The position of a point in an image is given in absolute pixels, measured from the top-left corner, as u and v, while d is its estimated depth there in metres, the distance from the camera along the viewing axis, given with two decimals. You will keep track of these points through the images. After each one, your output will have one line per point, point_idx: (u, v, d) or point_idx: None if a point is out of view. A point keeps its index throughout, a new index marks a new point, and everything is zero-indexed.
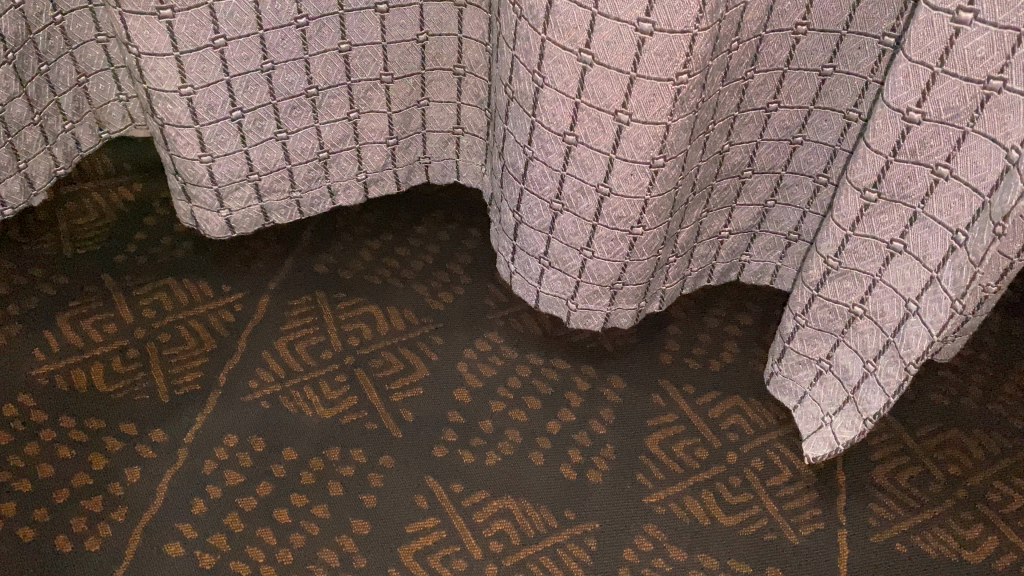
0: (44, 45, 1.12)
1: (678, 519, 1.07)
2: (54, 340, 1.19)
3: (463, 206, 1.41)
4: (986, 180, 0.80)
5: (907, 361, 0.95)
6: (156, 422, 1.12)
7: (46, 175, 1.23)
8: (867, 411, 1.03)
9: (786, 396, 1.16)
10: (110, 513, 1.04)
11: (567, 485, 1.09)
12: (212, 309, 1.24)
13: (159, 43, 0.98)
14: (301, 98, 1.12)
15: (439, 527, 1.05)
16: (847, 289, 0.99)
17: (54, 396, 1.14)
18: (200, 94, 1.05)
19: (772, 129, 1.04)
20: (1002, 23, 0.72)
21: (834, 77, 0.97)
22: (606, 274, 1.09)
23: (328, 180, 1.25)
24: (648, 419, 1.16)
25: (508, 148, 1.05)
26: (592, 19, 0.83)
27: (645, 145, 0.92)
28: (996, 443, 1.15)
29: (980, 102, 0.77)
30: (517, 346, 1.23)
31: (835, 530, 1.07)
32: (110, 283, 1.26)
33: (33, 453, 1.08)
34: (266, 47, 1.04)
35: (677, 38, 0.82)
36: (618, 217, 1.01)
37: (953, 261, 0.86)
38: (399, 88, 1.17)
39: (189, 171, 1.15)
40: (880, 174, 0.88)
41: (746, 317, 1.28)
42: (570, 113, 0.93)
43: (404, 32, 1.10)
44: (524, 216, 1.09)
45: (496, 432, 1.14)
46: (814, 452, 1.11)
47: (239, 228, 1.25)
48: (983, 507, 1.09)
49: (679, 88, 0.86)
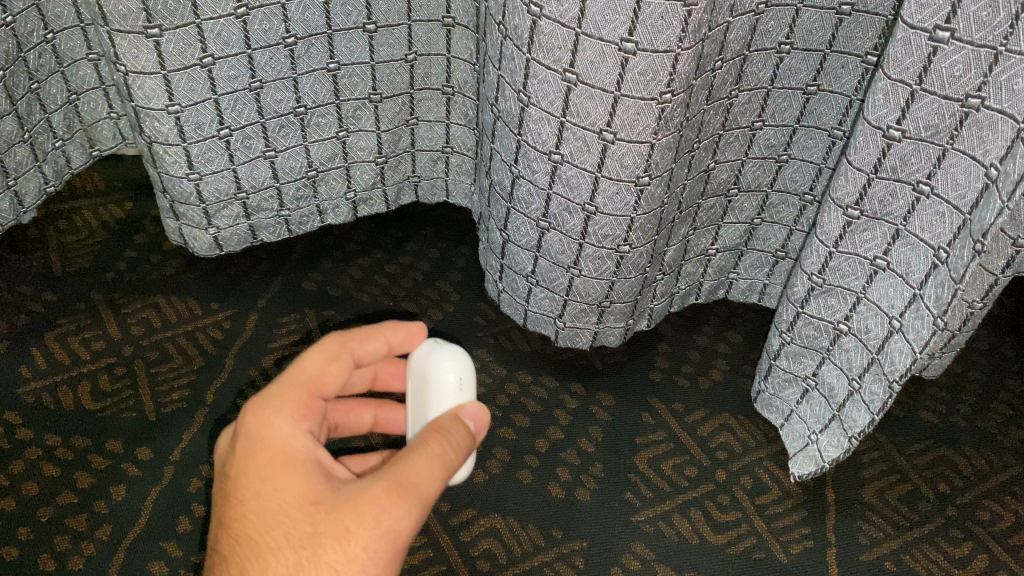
0: (35, 64, 1.12)
1: (666, 538, 1.06)
2: (41, 358, 1.19)
3: (452, 225, 1.41)
4: (966, 199, 0.80)
5: (892, 379, 0.94)
6: (143, 440, 1.12)
7: (36, 193, 1.24)
8: (853, 430, 1.02)
9: (772, 413, 1.16)
10: (94, 532, 1.03)
11: (555, 503, 1.09)
12: (201, 326, 1.24)
13: (147, 62, 0.99)
14: (289, 117, 1.12)
15: (425, 546, 1.04)
16: (832, 306, 0.99)
17: (40, 414, 1.13)
18: (188, 113, 1.05)
19: (757, 148, 1.05)
20: (979, 43, 0.72)
21: (818, 96, 0.97)
22: (593, 291, 1.10)
23: (317, 199, 1.26)
24: (636, 436, 1.16)
25: (495, 167, 1.06)
26: (575, 39, 0.83)
27: (631, 164, 0.92)
28: (985, 461, 1.15)
29: (960, 120, 0.77)
30: (506, 363, 1.23)
31: (824, 549, 1.06)
32: (99, 301, 1.26)
33: (18, 471, 1.08)
34: (254, 66, 1.04)
35: (659, 58, 0.82)
36: (605, 235, 1.01)
37: (935, 278, 0.85)
38: (388, 107, 1.17)
39: (177, 189, 1.15)
40: (861, 192, 0.89)
41: (735, 335, 1.28)
42: (556, 131, 0.93)
43: (392, 52, 1.10)
44: (511, 234, 1.09)
45: (484, 450, 1.13)
46: (801, 469, 1.10)
47: (227, 246, 1.26)
48: (972, 526, 1.08)
49: (663, 107, 0.87)
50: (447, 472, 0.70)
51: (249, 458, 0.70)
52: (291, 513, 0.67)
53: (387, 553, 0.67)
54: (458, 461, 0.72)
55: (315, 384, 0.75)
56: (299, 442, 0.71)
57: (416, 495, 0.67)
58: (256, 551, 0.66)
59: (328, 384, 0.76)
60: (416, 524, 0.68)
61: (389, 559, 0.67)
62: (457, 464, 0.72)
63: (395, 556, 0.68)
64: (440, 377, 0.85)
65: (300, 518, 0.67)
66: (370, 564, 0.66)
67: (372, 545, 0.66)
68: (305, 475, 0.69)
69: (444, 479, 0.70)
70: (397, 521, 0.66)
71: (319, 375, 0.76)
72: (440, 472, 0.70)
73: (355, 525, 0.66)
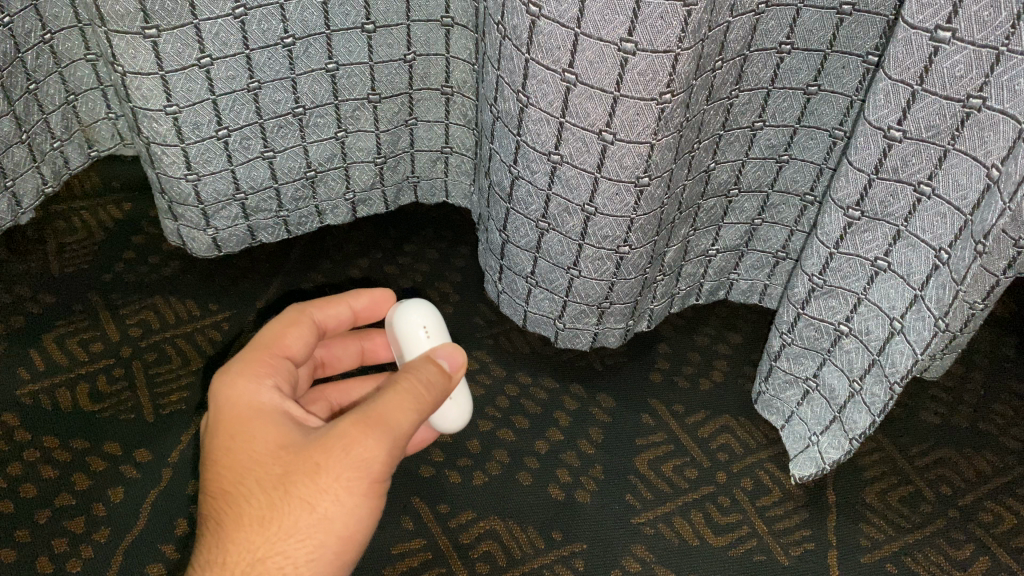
0: (33, 64, 1.12)
1: (666, 539, 1.06)
2: (40, 359, 1.19)
3: (452, 225, 1.41)
4: (967, 200, 0.80)
5: (893, 381, 0.94)
6: (141, 441, 1.11)
7: (34, 194, 1.23)
8: (853, 431, 1.02)
9: (773, 415, 1.16)
10: (92, 535, 1.03)
11: (555, 504, 1.08)
12: (200, 327, 1.24)
13: (144, 62, 0.98)
14: (288, 117, 1.12)
15: (424, 548, 1.04)
16: (833, 308, 0.99)
17: (38, 415, 1.13)
18: (186, 113, 1.05)
19: (758, 148, 1.04)
20: (980, 43, 0.71)
21: (819, 96, 0.97)
22: (593, 292, 1.09)
23: (316, 200, 1.25)
24: (636, 438, 1.15)
25: (494, 168, 1.05)
26: (575, 39, 0.83)
27: (630, 164, 0.92)
28: (986, 462, 1.14)
29: (961, 120, 0.77)
30: (505, 364, 1.23)
31: (825, 550, 1.06)
32: (98, 302, 1.26)
33: (16, 473, 1.08)
34: (252, 67, 1.03)
35: (659, 58, 0.81)
36: (605, 236, 1.01)
37: (936, 279, 0.85)
38: (387, 107, 1.17)
39: (175, 189, 1.15)
40: (862, 192, 0.88)
41: (735, 336, 1.28)
42: (555, 132, 0.92)
43: (391, 52, 1.10)
44: (510, 235, 1.09)
45: (483, 451, 1.13)
46: (801, 471, 1.10)
47: (225, 247, 1.25)
48: (974, 528, 1.08)
49: (663, 107, 0.86)
50: (419, 403, 0.73)
51: (219, 419, 0.75)
52: (264, 459, 0.72)
53: (362, 483, 0.71)
54: (434, 393, 0.75)
55: (277, 346, 0.81)
56: (265, 395, 0.76)
57: (384, 424, 0.71)
58: (234, 499, 0.72)
59: (291, 346, 0.82)
60: (389, 453, 0.71)
61: (367, 490, 0.71)
62: (430, 396, 0.75)
63: (372, 485, 0.72)
64: (412, 330, 0.90)
65: (270, 461, 0.71)
66: (345, 494, 0.71)
67: (343, 476, 0.70)
68: (274, 422, 0.74)
69: (415, 410, 0.73)
70: (366, 450, 0.70)
71: (280, 339, 0.81)
72: (408, 403, 0.73)
73: (323, 460, 0.70)
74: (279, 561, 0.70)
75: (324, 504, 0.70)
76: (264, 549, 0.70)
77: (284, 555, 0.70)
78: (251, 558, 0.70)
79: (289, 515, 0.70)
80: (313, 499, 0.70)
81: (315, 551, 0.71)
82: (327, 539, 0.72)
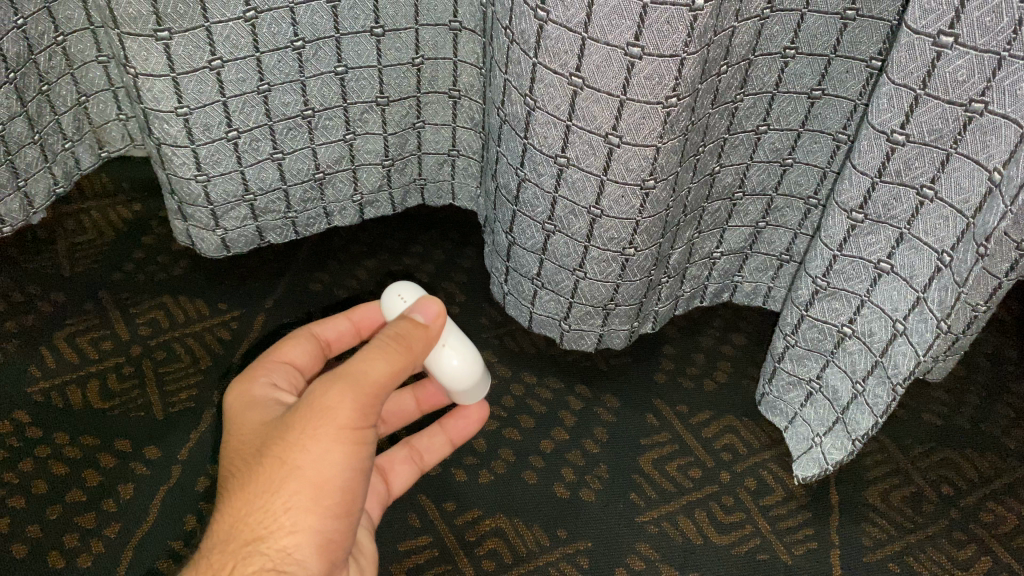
0: (46, 66, 1.13)
1: (670, 538, 1.07)
2: (51, 358, 1.20)
3: (458, 227, 1.42)
4: (970, 204, 0.81)
5: (895, 382, 0.95)
6: (151, 439, 1.13)
7: (45, 194, 1.25)
8: (856, 433, 1.02)
9: (776, 416, 1.17)
10: (103, 531, 1.04)
11: (560, 503, 1.09)
12: (209, 327, 1.25)
13: (156, 64, 1.00)
14: (297, 119, 1.13)
15: (430, 545, 1.05)
16: (836, 310, 1.00)
17: (49, 413, 1.14)
18: (196, 115, 1.06)
19: (762, 152, 1.05)
20: (982, 48, 0.72)
21: (822, 100, 0.98)
22: (599, 294, 1.10)
23: (324, 201, 1.27)
24: (641, 438, 1.16)
25: (501, 171, 1.07)
26: (582, 44, 0.84)
27: (636, 168, 0.93)
28: (989, 463, 1.15)
29: (963, 124, 0.78)
30: (511, 364, 1.24)
31: (828, 550, 1.07)
32: (108, 301, 1.27)
33: (28, 469, 1.09)
34: (262, 69, 1.05)
35: (665, 62, 0.82)
36: (610, 238, 1.02)
37: (939, 282, 0.86)
38: (394, 110, 1.18)
39: (185, 190, 1.16)
40: (866, 195, 0.89)
41: (739, 337, 1.29)
42: (562, 135, 0.94)
43: (400, 56, 1.11)
44: (517, 237, 1.10)
45: (489, 450, 1.14)
46: (804, 472, 1.10)
47: (234, 247, 1.27)
48: (976, 528, 1.09)
49: (669, 111, 0.87)
50: (386, 354, 0.77)
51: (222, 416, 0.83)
52: (250, 433, 0.78)
53: (329, 431, 0.74)
54: (405, 344, 0.79)
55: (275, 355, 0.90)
56: (258, 387, 0.84)
57: (347, 376, 0.75)
58: (225, 473, 0.78)
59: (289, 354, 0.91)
60: (355, 401, 0.75)
61: (335, 437, 0.75)
62: (399, 346, 0.78)
63: (342, 434, 0.75)
64: (398, 303, 0.92)
65: (254, 432, 0.78)
66: (315, 444, 0.74)
67: (311, 427, 0.74)
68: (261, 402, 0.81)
69: (380, 358, 0.76)
70: (328, 400, 0.74)
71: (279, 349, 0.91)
72: (372, 353, 0.76)
73: (295, 418, 0.75)
74: (263, 516, 0.74)
75: (295, 455, 0.74)
76: (247, 504, 0.74)
77: (265, 509, 0.74)
78: (237, 515, 0.75)
79: (265, 470, 0.74)
80: (286, 453, 0.74)
81: (293, 501, 0.74)
82: (302, 488, 0.74)
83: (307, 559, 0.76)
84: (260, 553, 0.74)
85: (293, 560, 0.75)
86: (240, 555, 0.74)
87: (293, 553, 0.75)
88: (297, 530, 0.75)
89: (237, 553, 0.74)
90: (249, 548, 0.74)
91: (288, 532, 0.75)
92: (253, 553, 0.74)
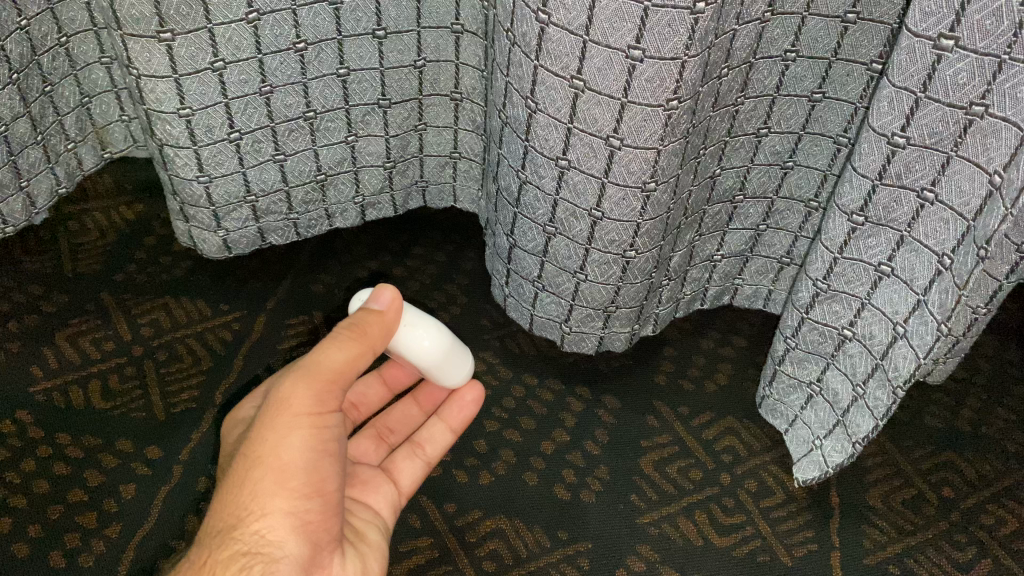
0: (49, 67, 1.13)
1: (671, 540, 1.07)
2: (53, 358, 1.20)
3: (459, 229, 1.42)
4: (970, 206, 0.81)
5: (896, 385, 0.95)
6: (153, 439, 1.13)
7: (48, 195, 1.25)
8: (856, 435, 1.02)
9: (777, 419, 1.17)
10: (105, 531, 1.04)
11: (560, 504, 1.10)
12: (211, 327, 1.25)
13: (159, 65, 1.00)
14: (299, 121, 1.13)
15: (431, 546, 1.05)
16: (836, 313, 1.00)
17: (51, 413, 1.15)
18: (198, 116, 1.07)
19: (763, 155, 1.05)
20: (982, 51, 0.72)
21: (823, 103, 0.98)
22: (599, 297, 1.10)
23: (326, 203, 1.27)
24: (642, 440, 1.16)
25: (502, 173, 1.07)
26: (584, 46, 0.84)
27: (637, 170, 0.93)
28: (990, 466, 1.15)
29: (963, 127, 0.78)
30: (511, 366, 1.24)
31: (828, 552, 1.07)
32: (110, 301, 1.27)
33: (29, 469, 1.09)
34: (264, 71, 1.05)
35: (667, 65, 0.82)
36: (612, 240, 1.02)
37: (939, 285, 0.86)
38: (396, 112, 1.19)
39: (187, 191, 1.16)
40: (866, 198, 0.89)
41: (740, 339, 1.29)
42: (563, 138, 0.94)
43: (402, 58, 1.12)
44: (518, 239, 1.10)
45: (490, 451, 1.14)
46: (804, 475, 1.10)
47: (235, 249, 1.27)
48: (976, 531, 1.09)
49: (670, 113, 0.87)
50: (337, 340, 0.81)
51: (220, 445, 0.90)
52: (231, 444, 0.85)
53: (285, 417, 0.79)
54: (359, 330, 0.82)
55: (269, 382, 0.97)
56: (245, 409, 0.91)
57: (301, 368, 0.81)
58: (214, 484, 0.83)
59: None
60: (307, 387, 0.80)
61: (291, 421, 0.79)
62: (352, 332, 0.82)
63: (298, 419, 0.80)
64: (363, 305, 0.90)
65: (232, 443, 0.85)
66: (273, 432, 0.79)
67: (269, 417, 0.80)
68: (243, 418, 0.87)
69: (330, 345, 0.80)
70: (283, 391, 0.80)
71: None
72: (323, 343, 0.81)
73: (258, 415, 0.81)
74: (235, 505, 0.78)
75: (256, 445, 0.79)
76: (221, 497, 0.79)
77: (235, 498, 0.78)
78: (214, 508, 0.79)
79: (234, 464, 0.79)
80: (249, 446, 0.79)
81: (258, 486, 0.78)
82: (265, 472, 0.78)
83: (283, 541, 0.78)
84: (234, 539, 0.76)
85: (267, 542, 0.77)
86: (218, 543, 0.76)
87: (267, 535, 0.77)
88: (266, 513, 0.78)
89: (214, 541, 0.77)
90: (227, 536, 0.77)
91: (258, 517, 0.78)
92: (228, 540, 0.76)
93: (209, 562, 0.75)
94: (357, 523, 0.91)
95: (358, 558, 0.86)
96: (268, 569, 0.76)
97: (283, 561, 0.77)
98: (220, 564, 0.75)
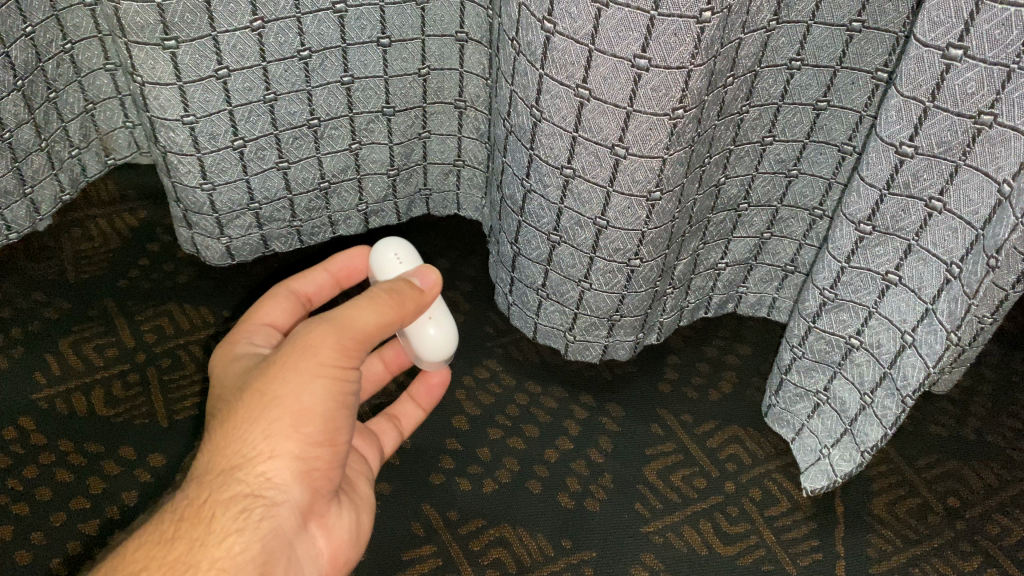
0: (53, 74, 1.13)
1: (675, 549, 1.07)
2: (55, 365, 1.20)
3: (462, 236, 1.42)
4: (978, 215, 0.81)
5: (904, 394, 0.94)
6: (156, 447, 1.12)
7: (51, 201, 1.25)
8: (864, 444, 1.02)
9: (783, 428, 1.16)
10: (107, 538, 1.04)
11: (565, 513, 1.09)
12: (213, 335, 1.25)
13: (163, 73, 1.00)
14: (303, 129, 1.13)
15: (434, 555, 1.05)
16: (844, 321, 1.00)
17: (53, 420, 1.14)
18: (202, 123, 1.07)
19: (767, 163, 1.05)
20: (991, 60, 0.72)
21: (828, 112, 0.98)
22: (605, 305, 1.10)
23: (329, 210, 1.27)
24: (646, 449, 1.16)
25: (507, 182, 1.07)
26: (589, 55, 0.84)
27: (642, 179, 0.93)
28: (995, 475, 1.15)
29: (972, 136, 0.78)
30: (515, 374, 1.24)
31: (834, 562, 1.06)
32: (112, 309, 1.27)
33: (32, 475, 1.09)
34: (268, 79, 1.05)
35: (672, 74, 0.82)
36: (616, 249, 1.02)
37: (948, 294, 0.86)
38: (400, 120, 1.19)
39: (190, 198, 1.16)
40: (874, 208, 0.89)
41: (743, 348, 1.29)
42: (569, 146, 0.94)
43: (406, 66, 1.12)
44: (522, 248, 1.10)
45: (494, 459, 1.14)
46: (813, 484, 1.10)
47: (238, 256, 1.27)
48: (981, 539, 1.08)
49: (676, 123, 0.87)
50: (374, 301, 0.80)
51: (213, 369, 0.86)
52: (233, 378, 0.82)
53: (311, 363, 0.77)
54: (396, 297, 0.82)
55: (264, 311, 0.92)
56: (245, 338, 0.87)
57: (331, 318, 0.79)
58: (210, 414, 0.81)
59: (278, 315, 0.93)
60: (336, 340, 0.78)
61: (316, 369, 0.78)
62: (389, 296, 0.81)
63: (323, 369, 0.78)
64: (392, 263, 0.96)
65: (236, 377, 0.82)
66: (295, 376, 0.77)
67: (292, 358, 0.77)
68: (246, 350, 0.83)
69: (366, 304, 0.79)
70: (311, 337, 0.78)
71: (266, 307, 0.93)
72: (358, 300, 0.80)
73: (276, 355, 0.78)
74: (240, 443, 0.76)
75: (273, 386, 0.77)
76: (226, 435, 0.76)
77: (242, 436, 0.76)
78: (216, 445, 0.77)
79: (245, 399, 0.77)
80: (264, 386, 0.77)
81: (271, 427, 0.77)
82: (280, 414, 0.77)
83: (286, 485, 0.78)
84: (237, 479, 0.76)
85: (272, 485, 0.77)
86: (218, 481, 0.76)
87: (271, 478, 0.77)
88: (275, 456, 0.77)
89: (216, 480, 0.76)
90: (228, 474, 0.76)
91: (266, 458, 0.77)
92: (231, 479, 0.76)
93: (210, 499, 0.75)
94: (350, 473, 0.92)
95: (352, 508, 0.89)
96: (268, 512, 0.77)
97: (283, 505, 0.78)
98: (221, 505, 0.75)
